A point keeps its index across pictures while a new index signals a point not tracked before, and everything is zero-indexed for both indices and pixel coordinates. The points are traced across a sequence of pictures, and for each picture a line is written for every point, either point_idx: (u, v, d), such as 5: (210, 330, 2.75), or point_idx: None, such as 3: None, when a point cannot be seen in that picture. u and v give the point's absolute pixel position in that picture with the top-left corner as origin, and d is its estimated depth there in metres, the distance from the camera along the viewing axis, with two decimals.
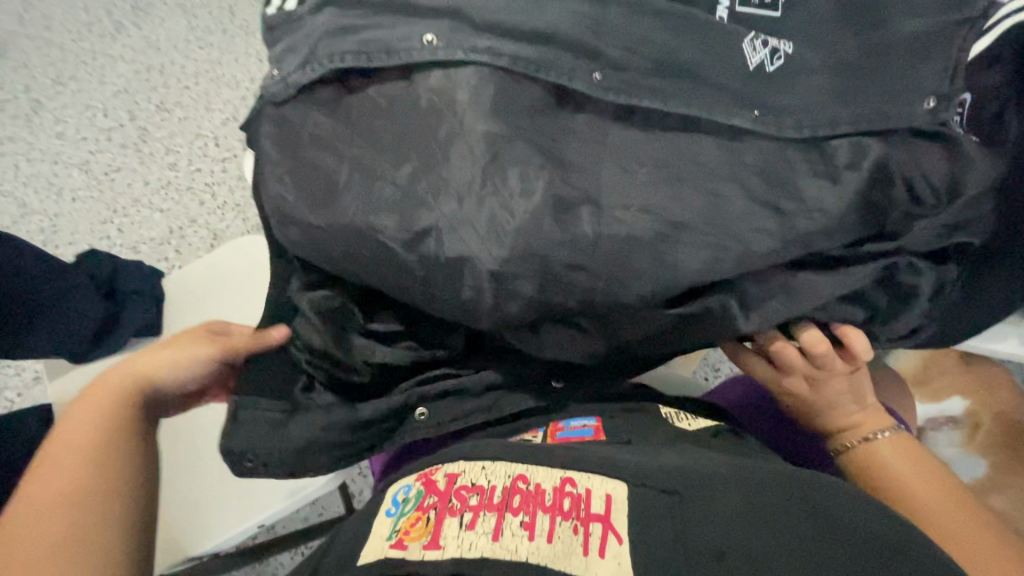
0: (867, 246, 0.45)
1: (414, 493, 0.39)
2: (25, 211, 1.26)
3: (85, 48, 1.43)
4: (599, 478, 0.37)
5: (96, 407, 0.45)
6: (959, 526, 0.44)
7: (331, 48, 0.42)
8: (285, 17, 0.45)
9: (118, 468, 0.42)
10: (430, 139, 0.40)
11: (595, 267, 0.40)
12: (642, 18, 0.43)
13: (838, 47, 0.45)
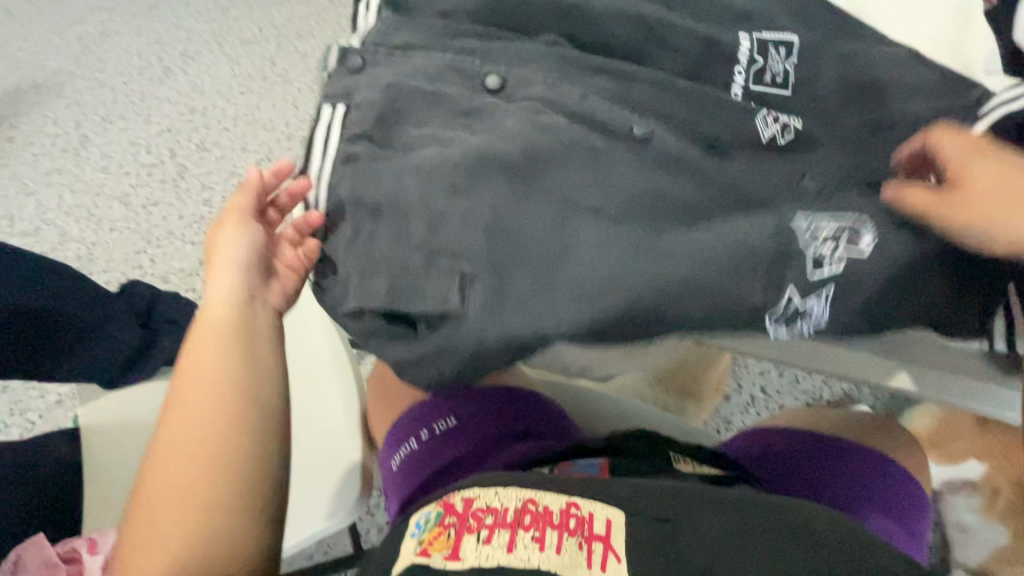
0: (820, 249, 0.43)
1: (434, 514, 0.42)
2: (65, 238, 1.33)
3: (135, 90, 1.54)
4: (600, 503, 0.41)
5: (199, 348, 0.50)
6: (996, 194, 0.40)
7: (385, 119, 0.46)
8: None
9: (236, 462, 0.48)
10: (466, 194, 0.43)
11: (618, 317, 0.41)
12: (664, 96, 0.48)
13: (842, 125, 0.50)
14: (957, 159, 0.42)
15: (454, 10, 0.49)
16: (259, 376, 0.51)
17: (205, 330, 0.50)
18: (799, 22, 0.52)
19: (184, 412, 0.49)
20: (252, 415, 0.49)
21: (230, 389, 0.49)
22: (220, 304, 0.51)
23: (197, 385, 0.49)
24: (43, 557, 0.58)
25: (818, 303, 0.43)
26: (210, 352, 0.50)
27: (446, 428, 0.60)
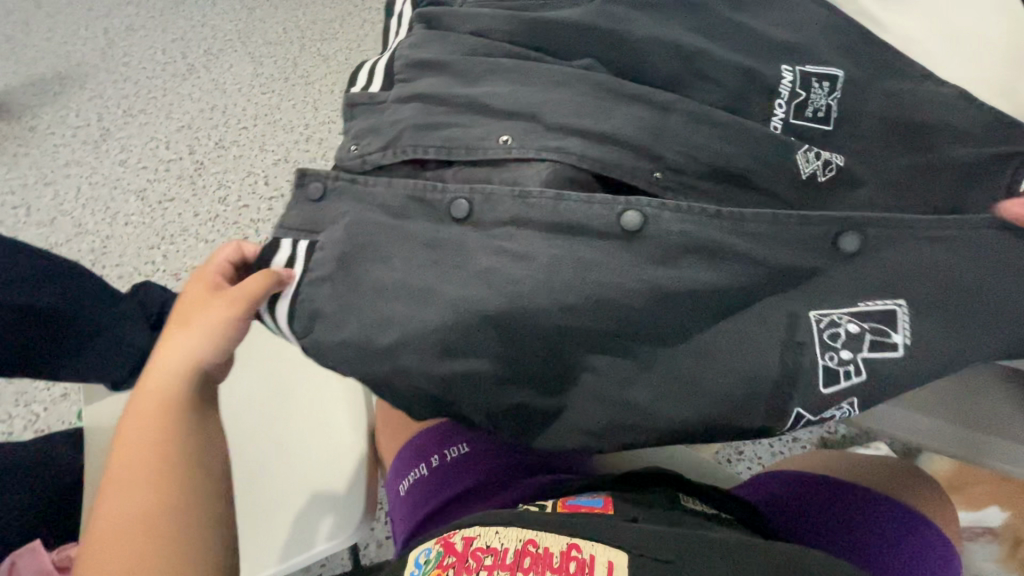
0: (834, 354, 0.42)
1: (434, 554, 0.40)
2: (80, 231, 1.33)
3: (157, 85, 1.55)
4: (603, 544, 0.39)
5: (143, 418, 0.44)
6: None
7: (414, 141, 0.45)
8: (368, 99, 0.48)
9: (181, 539, 0.41)
10: (493, 222, 0.42)
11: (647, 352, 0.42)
12: (702, 127, 0.45)
13: (887, 165, 0.48)
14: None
15: (488, 30, 0.48)
16: (199, 451, 0.45)
17: (136, 419, 0.44)
18: (841, 59, 0.50)
19: (122, 489, 0.42)
20: (197, 488, 0.44)
21: (173, 464, 0.43)
22: (160, 380, 0.46)
23: (134, 463, 0.43)
24: (38, 565, 0.57)
25: (840, 410, 0.42)
26: (146, 428, 0.44)
27: (456, 454, 0.58)
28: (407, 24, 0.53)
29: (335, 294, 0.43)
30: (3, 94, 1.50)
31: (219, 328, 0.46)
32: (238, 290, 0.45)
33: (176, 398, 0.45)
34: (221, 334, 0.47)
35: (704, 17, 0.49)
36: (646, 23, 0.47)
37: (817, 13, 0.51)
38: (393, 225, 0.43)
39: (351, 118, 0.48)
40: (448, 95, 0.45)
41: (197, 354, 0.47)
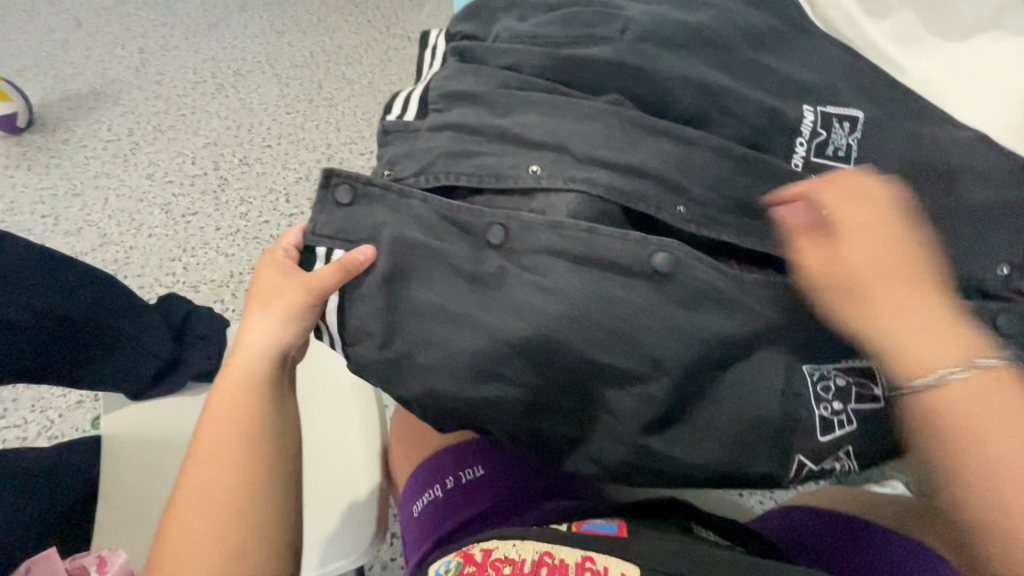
0: (825, 406, 0.45)
1: (453, 565, 0.41)
2: (105, 240, 1.36)
3: (187, 103, 1.60)
4: (617, 557, 0.38)
5: (225, 396, 0.46)
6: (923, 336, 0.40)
7: (446, 167, 0.46)
8: (402, 126, 0.50)
9: (257, 513, 0.43)
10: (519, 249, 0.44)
11: (669, 381, 0.42)
12: (725, 162, 0.47)
13: (906, 204, 0.50)
14: (843, 226, 0.43)
15: (520, 65, 0.50)
16: (276, 435, 0.46)
17: (220, 400, 0.46)
18: (860, 100, 0.52)
19: (203, 462, 0.44)
20: (274, 470, 0.45)
21: (252, 445, 0.45)
22: (242, 363, 0.47)
23: (218, 442, 0.44)
24: (52, 571, 0.56)
25: (840, 462, 0.46)
26: (230, 408, 0.45)
27: (471, 477, 0.58)
28: (441, 56, 0.56)
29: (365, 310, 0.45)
30: (41, 108, 1.56)
31: (296, 317, 0.46)
32: (313, 281, 0.45)
33: (255, 381, 0.46)
34: (296, 322, 0.47)
35: (729, 57, 0.51)
36: (673, 61, 0.49)
37: (837, 55, 0.53)
38: (422, 248, 0.44)
39: (384, 143, 0.50)
40: (480, 125, 0.47)
41: (276, 341, 0.47)
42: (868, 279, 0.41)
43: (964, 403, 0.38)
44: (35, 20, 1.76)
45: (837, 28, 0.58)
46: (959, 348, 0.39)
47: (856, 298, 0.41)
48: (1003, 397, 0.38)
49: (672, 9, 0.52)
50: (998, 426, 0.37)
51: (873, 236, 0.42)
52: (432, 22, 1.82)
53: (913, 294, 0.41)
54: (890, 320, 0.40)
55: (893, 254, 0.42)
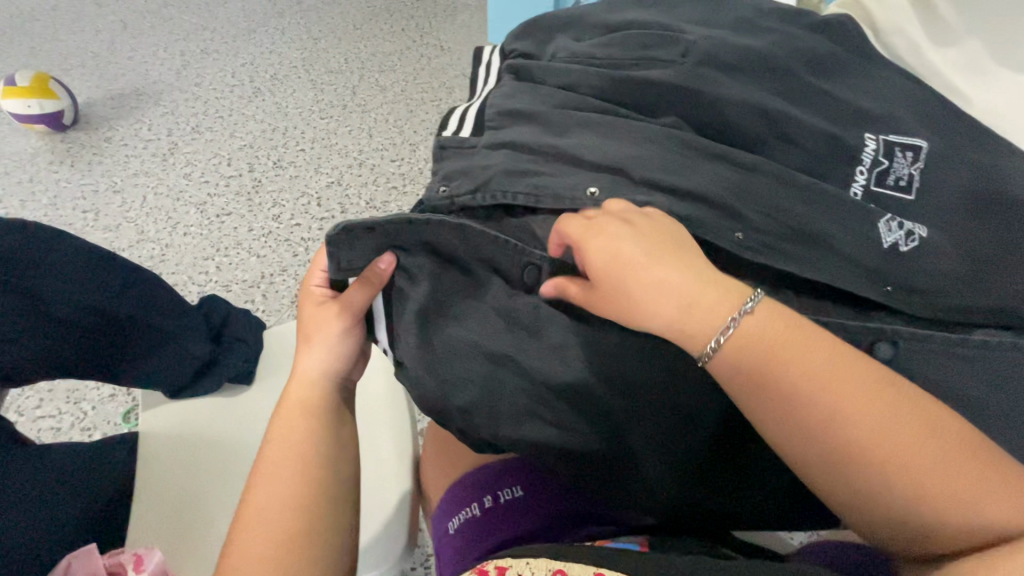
0: None
1: None
2: (141, 237, 1.38)
3: (225, 105, 1.64)
4: None
5: (290, 417, 0.48)
6: (818, 371, 0.37)
7: (503, 185, 0.46)
8: (457, 143, 0.50)
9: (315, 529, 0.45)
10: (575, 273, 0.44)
11: None
12: (784, 190, 0.46)
13: (971, 238, 0.48)
14: (578, 234, 0.41)
15: (577, 85, 0.51)
16: (334, 459, 0.48)
17: (282, 426, 0.48)
18: (921, 129, 0.51)
19: (269, 479, 0.46)
20: (331, 495, 0.47)
21: (311, 469, 0.47)
22: (299, 389, 0.49)
23: (280, 466, 0.46)
24: (90, 568, 0.56)
25: None
26: (292, 432, 0.48)
27: (510, 497, 0.57)
28: (496, 75, 0.57)
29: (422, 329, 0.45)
30: (86, 106, 1.61)
31: (336, 338, 0.49)
32: (349, 302, 0.48)
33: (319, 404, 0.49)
34: (336, 343, 0.50)
35: (788, 82, 0.50)
36: (733, 85, 0.49)
37: (895, 84, 0.53)
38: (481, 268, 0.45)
39: (440, 157, 0.50)
40: (537, 144, 0.48)
41: (321, 363, 0.50)
42: (619, 271, 0.39)
43: (762, 357, 0.38)
44: (84, 22, 1.82)
45: (899, 54, 0.59)
46: (732, 304, 0.39)
47: (608, 299, 0.40)
48: (789, 350, 0.38)
49: (729, 35, 0.52)
50: (808, 401, 0.37)
51: (626, 236, 0.40)
52: (464, 32, 1.84)
53: (675, 278, 0.39)
54: (654, 311, 0.39)
55: (636, 246, 0.40)
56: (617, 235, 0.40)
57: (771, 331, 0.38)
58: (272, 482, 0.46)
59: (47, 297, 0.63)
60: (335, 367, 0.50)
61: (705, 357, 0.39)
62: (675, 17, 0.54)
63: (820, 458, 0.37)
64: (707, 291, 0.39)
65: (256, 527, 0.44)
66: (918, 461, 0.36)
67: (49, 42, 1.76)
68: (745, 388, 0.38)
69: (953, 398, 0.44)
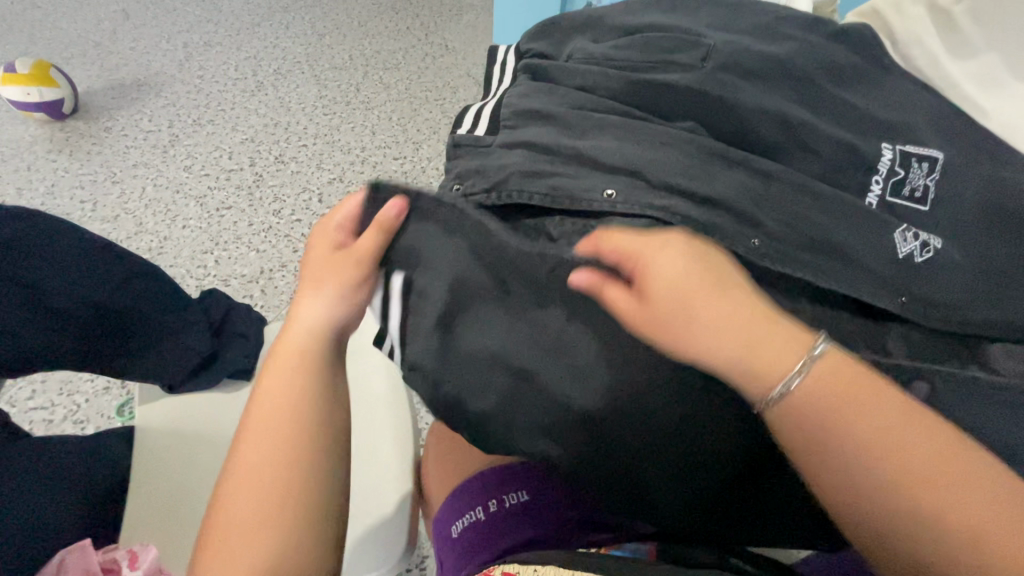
0: None
1: None
2: (139, 229, 1.36)
3: (227, 98, 1.63)
4: None
5: (281, 366, 0.47)
6: (881, 421, 0.35)
7: (520, 185, 0.46)
8: (472, 141, 0.50)
9: (306, 475, 0.45)
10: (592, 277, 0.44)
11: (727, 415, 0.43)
12: (801, 198, 0.46)
13: (985, 250, 0.48)
14: (635, 246, 0.39)
15: (595, 87, 0.51)
16: (325, 413, 0.47)
17: (274, 377, 0.47)
18: (936, 141, 0.51)
19: (259, 425, 0.46)
20: (320, 450, 0.46)
21: (300, 424, 0.46)
22: (294, 339, 0.48)
23: (269, 420, 0.46)
24: (85, 564, 0.54)
25: None
26: (282, 383, 0.47)
27: (515, 502, 0.57)
28: (511, 74, 0.57)
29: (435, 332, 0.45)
30: (85, 96, 1.59)
31: (347, 285, 0.47)
32: (357, 254, 0.47)
33: (311, 353, 0.48)
34: (345, 290, 0.47)
35: (807, 91, 0.51)
36: (752, 92, 0.49)
37: (912, 96, 0.53)
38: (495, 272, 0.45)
39: (453, 155, 0.50)
40: (555, 146, 0.48)
41: (327, 311, 0.48)
42: (677, 297, 0.37)
43: (817, 395, 0.36)
44: (85, 10, 1.81)
45: (920, 65, 0.58)
46: (793, 349, 0.36)
47: (665, 322, 0.37)
48: (850, 393, 0.36)
49: (747, 42, 0.52)
50: (867, 455, 0.35)
51: (686, 261, 0.38)
52: (469, 32, 1.83)
53: (737, 315, 0.37)
54: (712, 345, 0.36)
55: (696, 275, 0.38)
56: (673, 258, 0.38)
57: (835, 378, 0.36)
58: (263, 429, 0.46)
59: (47, 287, 0.62)
60: (339, 317, 0.48)
61: (764, 403, 0.36)
62: (694, 22, 0.54)
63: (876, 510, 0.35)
64: (767, 332, 0.37)
65: (245, 472, 0.44)
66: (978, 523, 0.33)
67: (51, 30, 1.74)
68: (795, 429, 0.36)
69: (967, 412, 0.43)
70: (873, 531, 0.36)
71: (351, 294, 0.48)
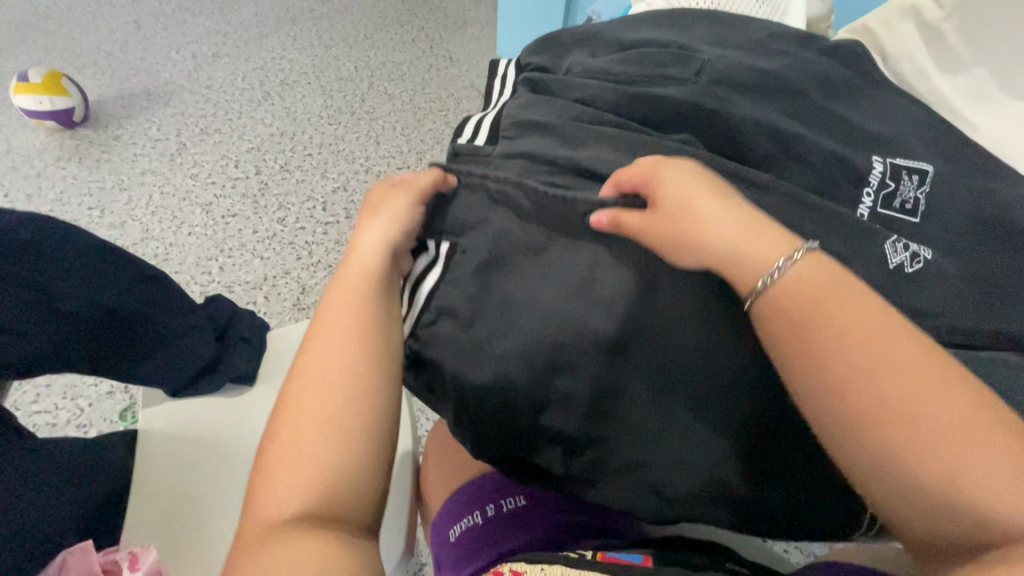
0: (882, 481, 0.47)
1: None
2: (146, 236, 1.38)
3: (234, 107, 1.66)
4: None
5: (345, 284, 0.48)
6: (857, 324, 0.37)
7: (520, 196, 0.48)
8: (471, 151, 0.53)
9: (367, 392, 0.43)
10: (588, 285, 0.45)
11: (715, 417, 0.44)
12: (794, 209, 0.47)
13: (975, 261, 0.49)
14: (642, 171, 0.45)
15: (593, 99, 0.52)
16: (386, 333, 0.46)
17: (344, 288, 0.47)
18: (927, 153, 0.52)
19: (321, 341, 0.45)
20: (387, 365, 0.45)
21: (368, 335, 0.45)
22: (357, 261, 0.49)
23: (339, 325, 0.46)
24: (86, 566, 0.55)
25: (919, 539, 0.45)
26: (354, 293, 0.47)
27: (513, 506, 0.57)
28: (511, 86, 0.59)
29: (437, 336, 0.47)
30: (96, 105, 1.62)
31: (403, 209, 0.50)
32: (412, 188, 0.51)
33: (373, 272, 0.48)
34: (402, 214, 0.50)
35: (801, 104, 0.52)
36: (746, 105, 0.50)
37: (903, 109, 0.54)
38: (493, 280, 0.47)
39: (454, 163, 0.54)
40: (553, 155, 0.50)
41: (385, 229, 0.50)
42: (678, 206, 0.42)
43: (799, 301, 0.38)
44: (96, 22, 1.84)
45: (909, 81, 0.60)
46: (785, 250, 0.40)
47: (670, 228, 0.42)
48: (826, 298, 0.38)
49: (741, 56, 0.54)
50: (842, 351, 0.36)
51: (687, 175, 0.43)
52: (473, 45, 1.86)
53: (733, 218, 0.41)
54: (710, 238, 0.41)
55: (697, 183, 0.42)
56: (676, 175, 0.43)
57: (820, 289, 0.38)
58: (324, 346, 0.45)
59: (57, 291, 0.63)
60: (396, 238, 0.50)
61: (752, 294, 0.39)
62: (689, 36, 0.56)
63: (838, 405, 0.36)
64: (765, 234, 0.40)
65: (305, 385, 0.43)
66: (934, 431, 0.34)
67: (63, 40, 1.77)
68: (781, 330, 0.38)
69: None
70: (842, 436, 0.36)
71: (409, 227, 0.51)
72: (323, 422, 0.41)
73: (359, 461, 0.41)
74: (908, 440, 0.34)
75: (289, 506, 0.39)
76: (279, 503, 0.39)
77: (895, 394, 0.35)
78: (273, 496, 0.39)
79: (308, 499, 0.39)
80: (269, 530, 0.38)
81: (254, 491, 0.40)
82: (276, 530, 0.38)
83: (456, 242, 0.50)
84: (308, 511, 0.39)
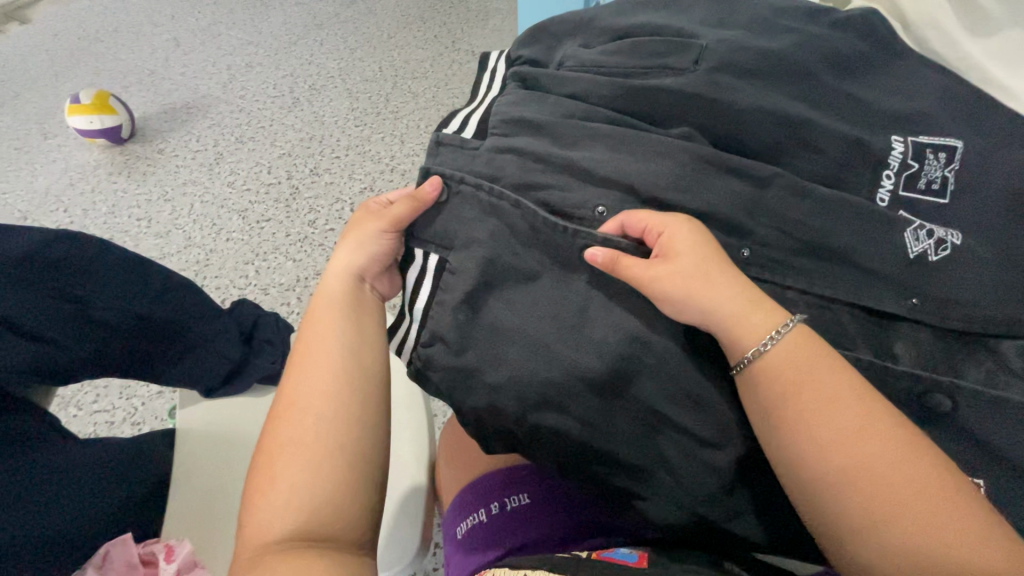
0: None
1: None
2: (189, 244, 1.45)
3: (266, 115, 1.72)
4: None
5: (317, 317, 0.50)
6: (836, 398, 0.39)
7: (516, 198, 0.48)
8: (457, 142, 0.52)
9: (348, 417, 0.46)
10: (578, 294, 0.47)
11: (710, 413, 0.45)
12: (802, 202, 0.44)
13: (1016, 242, 0.45)
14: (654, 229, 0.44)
15: (588, 95, 0.51)
16: (362, 359, 0.49)
17: (318, 323, 0.50)
18: (957, 127, 0.48)
19: (299, 373, 0.48)
20: (358, 391, 0.47)
21: (336, 363, 0.48)
22: (327, 294, 0.51)
23: (309, 359, 0.48)
24: (126, 556, 0.59)
25: None
26: (322, 327, 0.49)
27: (517, 505, 0.58)
28: (501, 81, 0.58)
29: (437, 345, 0.48)
30: (141, 121, 1.72)
31: (373, 239, 0.51)
32: (384, 215, 0.51)
33: (344, 302, 0.50)
34: (371, 244, 0.51)
35: (811, 83, 0.48)
36: (749, 91, 0.48)
37: (929, 80, 0.50)
38: (489, 287, 0.48)
39: (437, 153, 0.52)
40: (545, 154, 0.49)
41: (352, 260, 0.52)
42: (684, 269, 0.42)
43: (783, 374, 0.40)
44: (141, 41, 1.95)
45: (937, 50, 0.55)
46: (756, 331, 0.40)
47: (671, 285, 0.42)
48: (808, 373, 0.39)
49: (745, 36, 0.51)
50: (823, 420, 0.38)
51: (698, 240, 0.43)
52: (495, 36, 1.86)
53: (734, 292, 0.41)
54: (705, 313, 0.41)
55: (708, 251, 0.42)
56: (689, 239, 0.43)
57: (805, 366, 0.40)
58: (303, 377, 0.47)
59: (92, 302, 0.67)
60: (366, 267, 0.52)
61: (738, 365, 0.41)
62: (690, 19, 0.53)
63: (812, 471, 0.38)
64: (735, 317, 0.41)
65: (286, 416, 0.46)
66: (897, 494, 0.36)
67: (112, 61, 1.89)
68: (764, 399, 0.40)
69: (992, 417, 0.40)
70: (810, 495, 0.38)
71: (378, 258, 0.52)
72: (308, 450, 0.44)
73: (343, 486, 0.43)
74: (873, 502, 0.36)
75: (274, 530, 0.41)
76: (264, 529, 0.41)
77: (869, 460, 0.37)
78: (260, 523, 0.42)
79: (291, 522, 0.41)
80: (258, 554, 0.40)
81: (245, 520, 0.43)
82: (263, 555, 0.40)
83: (451, 248, 0.49)
84: (294, 534, 0.41)
